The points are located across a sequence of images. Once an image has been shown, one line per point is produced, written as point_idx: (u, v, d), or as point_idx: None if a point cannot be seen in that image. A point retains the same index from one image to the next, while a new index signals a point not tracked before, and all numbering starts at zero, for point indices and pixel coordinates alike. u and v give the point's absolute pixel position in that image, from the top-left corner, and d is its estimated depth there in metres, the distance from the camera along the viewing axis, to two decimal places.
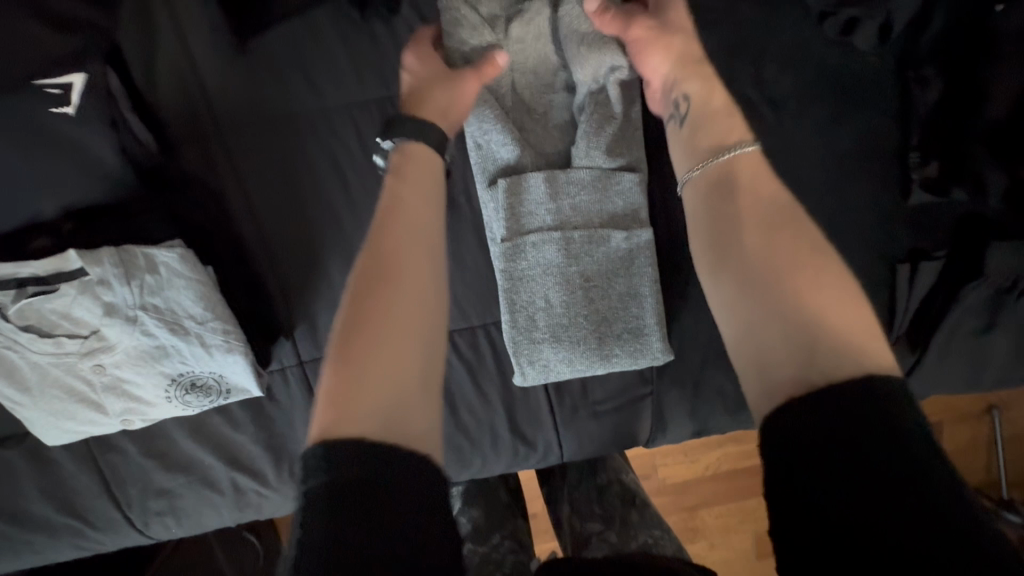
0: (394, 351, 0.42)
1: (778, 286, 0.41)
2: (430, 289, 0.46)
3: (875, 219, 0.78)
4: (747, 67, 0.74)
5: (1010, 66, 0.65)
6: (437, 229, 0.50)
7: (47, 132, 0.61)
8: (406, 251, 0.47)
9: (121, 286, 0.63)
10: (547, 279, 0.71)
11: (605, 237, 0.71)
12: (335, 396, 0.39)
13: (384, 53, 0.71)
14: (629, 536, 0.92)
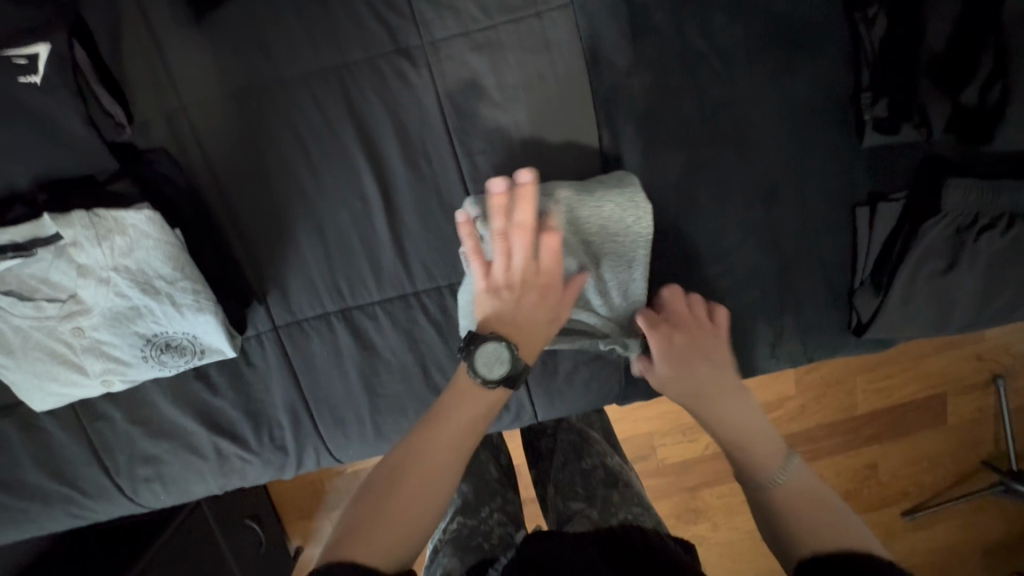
0: (399, 522, 0.52)
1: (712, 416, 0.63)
2: (459, 455, 0.56)
3: (833, 165, 0.78)
4: (696, 17, 0.74)
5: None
6: (482, 407, 0.58)
7: (18, 102, 0.65)
8: (445, 429, 0.56)
9: (93, 247, 0.67)
10: None
11: (587, 233, 0.73)
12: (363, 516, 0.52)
13: (338, 19, 0.74)
14: (609, 513, 0.86)
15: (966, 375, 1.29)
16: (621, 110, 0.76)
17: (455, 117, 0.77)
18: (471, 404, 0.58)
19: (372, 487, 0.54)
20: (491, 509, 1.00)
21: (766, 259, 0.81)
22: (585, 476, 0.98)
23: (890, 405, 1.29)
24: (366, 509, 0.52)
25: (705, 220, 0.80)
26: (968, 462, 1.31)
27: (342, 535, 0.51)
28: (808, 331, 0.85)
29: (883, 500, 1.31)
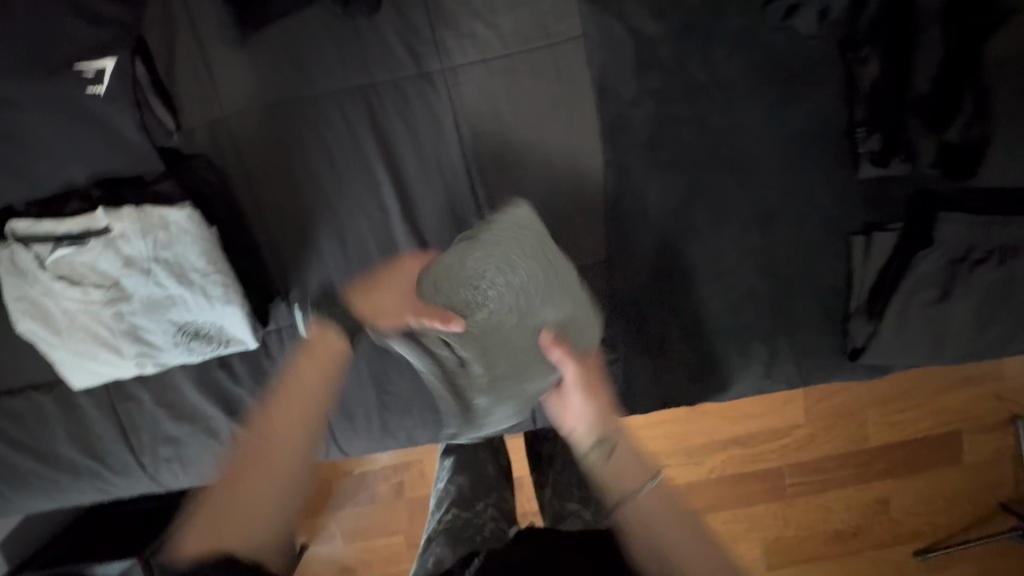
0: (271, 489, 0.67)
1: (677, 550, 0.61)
2: (312, 418, 0.71)
3: (831, 194, 0.82)
4: (698, 50, 0.78)
5: (932, 44, 0.73)
6: (335, 361, 0.76)
7: (79, 108, 0.72)
8: (290, 415, 0.71)
9: (138, 240, 0.74)
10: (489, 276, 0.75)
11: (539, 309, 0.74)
12: (219, 519, 0.64)
13: (368, 44, 0.81)
14: (601, 516, 0.90)
15: (982, 413, 1.28)
16: (626, 134, 0.81)
17: (470, 137, 0.83)
18: (315, 362, 0.75)
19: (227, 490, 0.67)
20: (486, 504, 1.06)
21: (760, 282, 0.85)
22: (581, 479, 1.02)
23: (898, 441, 1.28)
24: (232, 482, 0.67)
25: (700, 242, 0.84)
26: (983, 502, 1.29)
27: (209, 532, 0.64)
28: (803, 354, 0.87)
29: (894, 539, 1.29)
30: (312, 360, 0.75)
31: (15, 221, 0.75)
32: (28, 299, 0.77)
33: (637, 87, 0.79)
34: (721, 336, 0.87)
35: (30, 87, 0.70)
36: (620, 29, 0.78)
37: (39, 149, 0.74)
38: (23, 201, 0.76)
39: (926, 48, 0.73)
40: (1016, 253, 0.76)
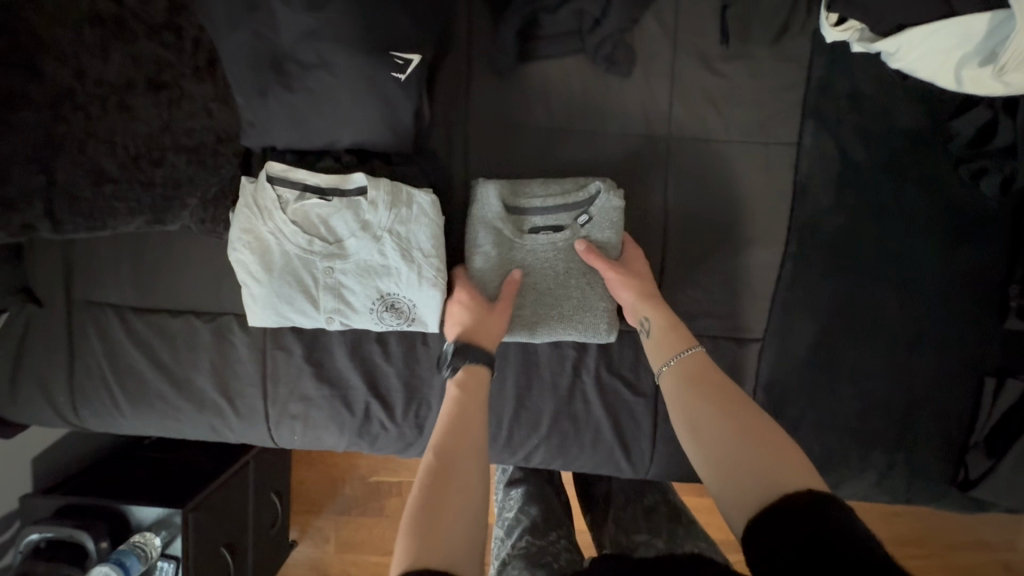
0: (463, 530, 0.60)
1: (715, 423, 0.69)
2: (472, 467, 0.66)
3: (973, 334, 0.91)
4: (893, 182, 0.89)
5: None
6: (482, 386, 0.76)
7: (377, 85, 0.78)
8: (461, 439, 0.69)
9: (382, 210, 0.80)
10: (559, 235, 0.87)
11: (572, 291, 0.88)
12: (433, 487, 0.63)
13: (610, 99, 0.91)
14: (677, 544, 0.87)
15: None
16: (811, 234, 0.90)
17: (674, 200, 0.92)
18: (467, 405, 0.73)
19: (433, 503, 0.62)
20: (558, 536, 0.97)
21: (895, 395, 0.92)
22: (646, 511, 0.98)
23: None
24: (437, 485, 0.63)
25: (850, 345, 0.92)
26: None
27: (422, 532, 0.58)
28: (916, 472, 0.94)
29: None
30: (463, 392, 0.75)
31: (272, 162, 0.82)
32: (254, 232, 0.82)
33: (833, 197, 0.90)
34: (847, 437, 0.93)
35: (344, 59, 0.76)
36: (833, 148, 0.89)
37: (320, 106, 0.79)
38: (280, 144, 0.83)
39: None
40: None
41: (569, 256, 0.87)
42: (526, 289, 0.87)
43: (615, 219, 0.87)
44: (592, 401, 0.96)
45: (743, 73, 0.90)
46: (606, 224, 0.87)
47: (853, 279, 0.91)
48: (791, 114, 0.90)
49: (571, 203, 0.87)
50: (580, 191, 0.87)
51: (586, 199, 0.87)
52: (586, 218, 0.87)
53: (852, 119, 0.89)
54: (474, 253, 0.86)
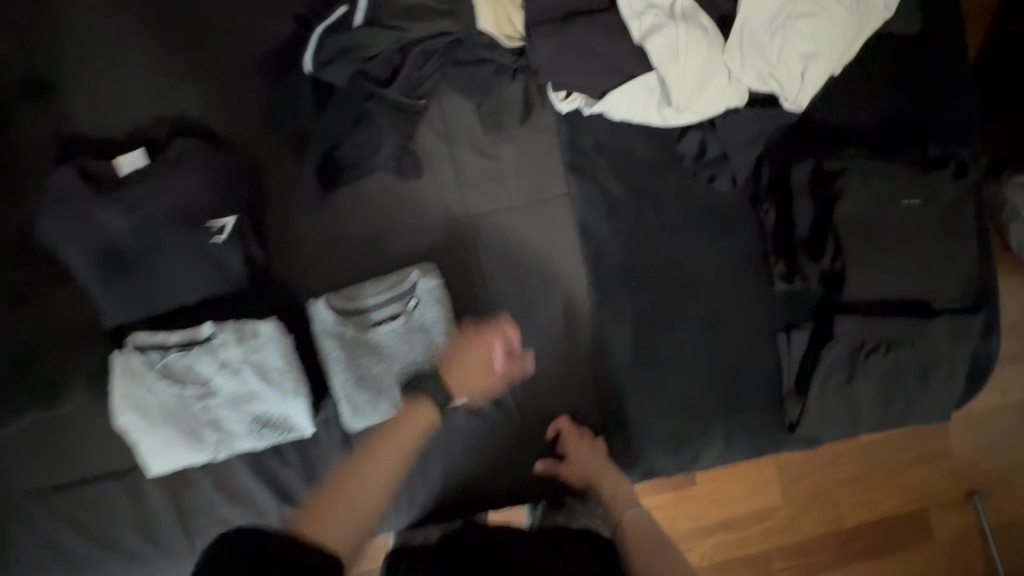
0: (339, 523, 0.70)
1: (665, 560, 0.89)
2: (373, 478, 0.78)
3: (757, 302, 1.09)
4: (651, 202, 1.10)
5: (808, 201, 1.01)
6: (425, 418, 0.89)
7: (205, 250, 0.95)
8: (399, 434, 0.85)
9: (235, 346, 0.95)
10: (395, 322, 1.03)
11: (420, 363, 1.02)
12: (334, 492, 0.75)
13: (412, 201, 1.09)
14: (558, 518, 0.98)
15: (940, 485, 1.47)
16: (602, 262, 1.10)
17: (488, 265, 1.10)
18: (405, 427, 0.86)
19: (333, 496, 0.74)
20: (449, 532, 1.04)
21: (713, 370, 1.10)
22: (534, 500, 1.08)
23: (875, 507, 1.44)
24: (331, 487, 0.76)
25: (665, 340, 1.11)
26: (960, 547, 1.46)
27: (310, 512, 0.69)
28: (753, 428, 1.10)
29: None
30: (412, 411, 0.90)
31: (136, 333, 0.97)
32: (132, 396, 0.95)
33: (610, 227, 1.10)
34: (687, 415, 1.10)
35: (174, 240, 0.94)
36: (596, 190, 1.10)
37: (162, 279, 0.96)
38: (139, 316, 0.98)
39: (803, 205, 1.01)
40: (895, 344, 1.05)
41: (410, 335, 1.03)
42: (380, 375, 1.02)
43: (437, 295, 1.03)
44: (474, 449, 1.10)
45: (512, 152, 1.10)
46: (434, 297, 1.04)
47: (646, 287, 1.10)
48: (559, 173, 1.10)
49: (397, 292, 1.03)
50: (402, 281, 1.04)
51: (411, 285, 1.04)
52: (413, 301, 1.03)
53: (605, 165, 1.10)
54: (326, 360, 1.00)
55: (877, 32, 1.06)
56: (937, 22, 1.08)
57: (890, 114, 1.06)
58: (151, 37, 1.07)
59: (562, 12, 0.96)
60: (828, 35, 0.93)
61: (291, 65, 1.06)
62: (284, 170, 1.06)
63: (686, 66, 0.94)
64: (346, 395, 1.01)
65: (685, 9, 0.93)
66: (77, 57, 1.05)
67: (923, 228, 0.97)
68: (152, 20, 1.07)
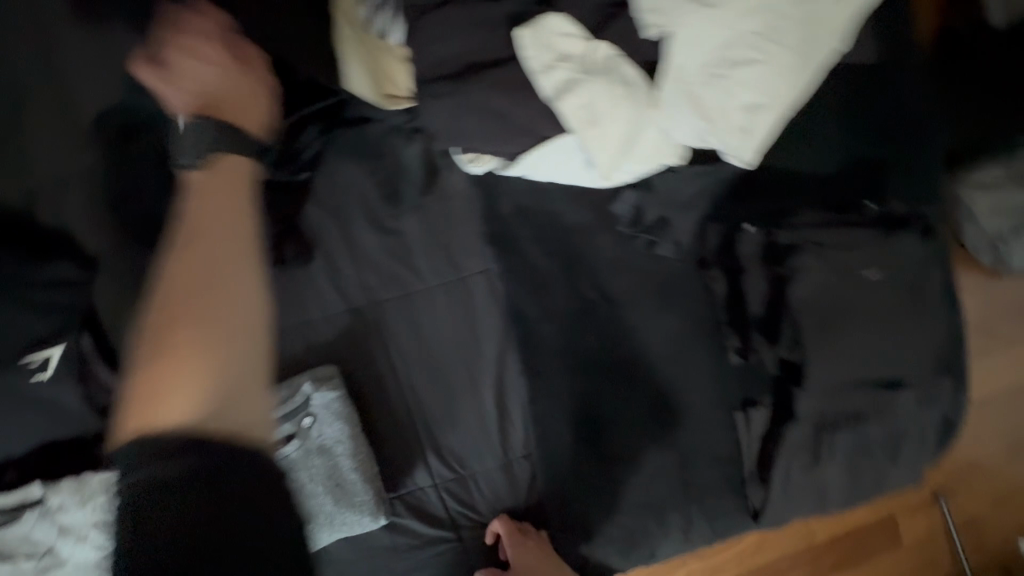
0: (197, 402, 0.48)
1: None
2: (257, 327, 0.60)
3: (709, 376, 0.97)
4: (584, 271, 0.95)
5: (759, 272, 0.87)
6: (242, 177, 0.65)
7: (29, 391, 0.80)
8: (210, 211, 0.59)
9: (77, 508, 0.77)
10: (291, 447, 0.86)
11: (322, 496, 0.85)
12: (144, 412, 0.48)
13: (301, 292, 0.91)
14: None
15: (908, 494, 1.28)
16: (533, 344, 0.96)
17: (401, 358, 0.94)
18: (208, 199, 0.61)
19: (157, 345, 0.51)
20: None
21: (667, 456, 0.97)
22: None
23: (843, 523, 1.24)
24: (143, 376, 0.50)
25: (611, 427, 0.97)
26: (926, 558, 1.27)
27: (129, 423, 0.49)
28: (716, 517, 0.98)
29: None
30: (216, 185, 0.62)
31: None
32: None
33: (540, 304, 0.95)
34: (642, 508, 0.97)
35: None
36: (521, 263, 0.94)
37: None
38: None
39: (752, 277, 0.88)
40: (862, 418, 0.94)
41: (309, 462, 0.86)
42: None
43: (338, 411, 0.87)
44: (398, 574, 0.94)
45: (417, 224, 0.93)
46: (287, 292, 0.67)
47: (585, 368, 0.96)
48: (475, 245, 0.94)
49: (288, 413, 0.86)
50: (293, 399, 0.86)
51: (303, 385, 0.87)
52: (309, 421, 0.86)
53: (528, 234, 0.94)
54: None
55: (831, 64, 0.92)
56: (893, 48, 0.94)
57: (845, 160, 0.94)
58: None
59: (456, 65, 0.79)
60: (774, 82, 0.78)
61: (132, 139, 0.86)
62: (129, 268, 0.85)
63: (606, 128, 0.79)
64: None
65: (602, 62, 0.78)
66: None
67: (893, 298, 0.83)
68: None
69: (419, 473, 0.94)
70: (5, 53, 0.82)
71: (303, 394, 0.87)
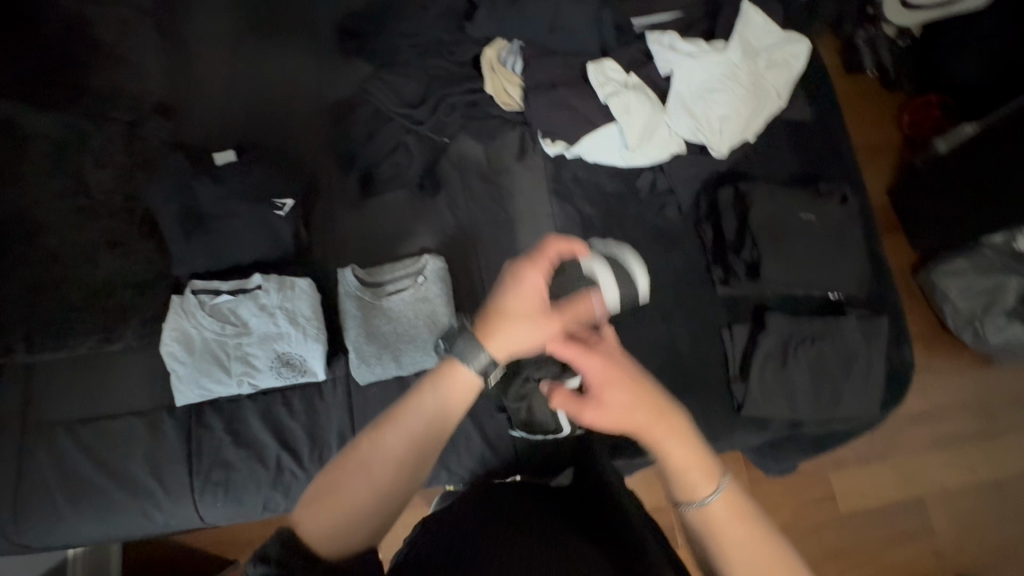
0: (358, 490, 0.69)
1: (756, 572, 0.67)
2: (754, 506, 0.71)
3: (705, 300, 1.33)
4: (617, 221, 1.38)
5: (731, 222, 1.32)
6: (468, 377, 0.75)
7: (262, 224, 1.23)
8: (428, 433, 0.72)
9: (273, 293, 1.17)
10: (404, 294, 1.25)
11: (421, 328, 1.23)
12: (317, 512, 0.67)
13: (427, 208, 1.36)
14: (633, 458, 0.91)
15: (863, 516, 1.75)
16: None
17: (485, 260, 1.35)
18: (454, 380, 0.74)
19: (340, 478, 0.70)
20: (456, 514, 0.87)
21: (669, 356, 1.28)
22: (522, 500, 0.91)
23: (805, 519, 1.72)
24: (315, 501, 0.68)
25: (628, 329, 1.29)
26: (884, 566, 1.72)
27: (314, 517, 0.67)
28: (709, 412, 1.26)
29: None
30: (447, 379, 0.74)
31: (194, 281, 1.19)
32: (179, 328, 1.14)
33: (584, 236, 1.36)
34: None
35: (239, 213, 1.21)
36: (575, 210, 1.38)
37: (222, 242, 1.21)
38: (201, 269, 1.21)
39: (726, 223, 1.33)
40: (818, 339, 1.26)
41: (415, 305, 1.24)
42: (387, 335, 1.22)
43: (442, 274, 1.27)
44: (458, 414, 1.24)
45: (510, 177, 1.41)
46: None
47: None
48: (546, 196, 1.40)
49: (409, 271, 1.27)
50: (412, 263, 1.28)
51: (424, 258, 1.29)
52: (422, 277, 1.27)
53: (581, 193, 1.40)
54: (344, 321, 1.22)
55: (789, 109, 1.42)
56: (827, 110, 1.45)
57: (798, 167, 1.39)
58: (244, 75, 1.40)
59: (549, 82, 1.35)
60: (736, 105, 1.31)
61: (346, 103, 1.40)
62: (331, 178, 1.35)
63: (636, 118, 1.30)
64: (356, 351, 1.19)
65: (634, 83, 1.32)
66: (186, 79, 1.37)
67: (821, 239, 1.28)
68: (245, 62, 1.40)
69: None
70: (295, 55, 1.43)
71: (421, 260, 1.28)
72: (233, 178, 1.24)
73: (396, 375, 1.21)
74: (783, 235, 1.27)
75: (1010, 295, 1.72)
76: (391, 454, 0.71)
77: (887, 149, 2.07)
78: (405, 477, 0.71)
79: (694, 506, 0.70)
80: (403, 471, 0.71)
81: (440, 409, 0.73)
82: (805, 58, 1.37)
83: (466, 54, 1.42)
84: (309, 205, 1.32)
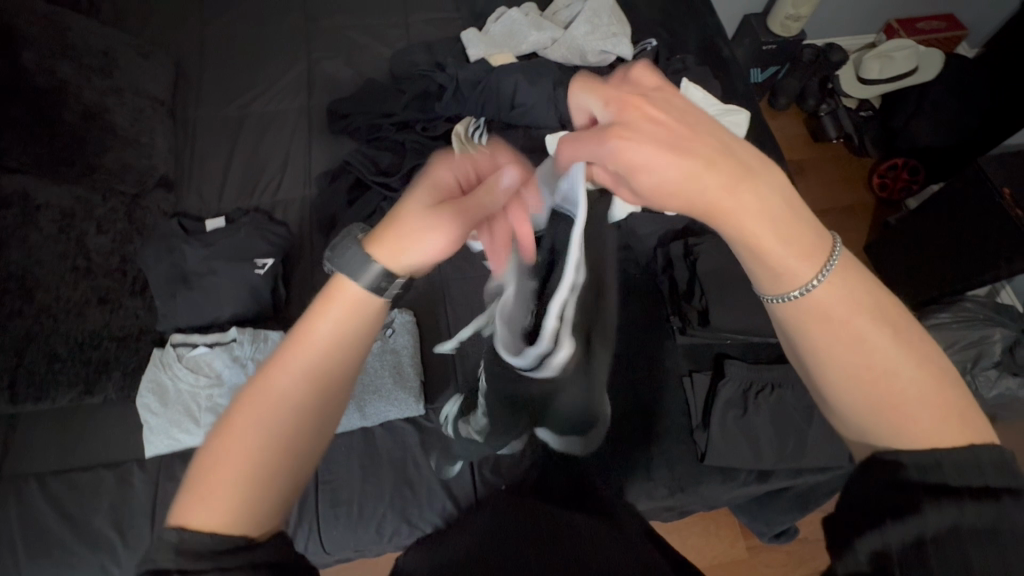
0: (241, 452, 0.57)
1: (872, 375, 0.56)
2: (867, 286, 0.59)
3: (665, 349, 1.36)
4: None
5: (683, 274, 1.40)
6: (362, 298, 0.64)
7: (243, 281, 1.32)
8: (320, 365, 0.60)
9: (246, 345, 1.23)
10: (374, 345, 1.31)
11: (388, 377, 1.28)
12: (194, 489, 0.56)
13: None
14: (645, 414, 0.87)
15: None
16: None
17: (454, 314, 1.42)
18: (347, 301, 0.63)
19: (217, 446, 0.57)
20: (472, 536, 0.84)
21: (633, 404, 1.30)
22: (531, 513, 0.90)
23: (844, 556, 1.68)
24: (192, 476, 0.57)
25: None
26: None
27: (190, 494, 0.56)
28: (672, 461, 1.26)
29: None
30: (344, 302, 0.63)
31: (175, 335, 1.27)
32: (156, 380, 1.22)
33: None
34: (614, 439, 1.26)
35: (223, 273, 1.32)
36: None
37: (206, 299, 1.31)
38: (184, 324, 1.30)
39: (678, 274, 1.41)
40: (779, 386, 1.27)
41: (383, 356, 1.30)
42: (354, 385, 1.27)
43: (410, 327, 1.35)
44: (422, 464, 1.25)
45: None
46: (887, 507, 0.52)
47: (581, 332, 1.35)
48: None
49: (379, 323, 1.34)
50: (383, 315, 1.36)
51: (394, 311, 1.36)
52: (391, 329, 1.34)
53: None
54: None
55: None
56: None
57: None
58: (241, 153, 1.57)
59: (512, 151, 1.47)
60: None
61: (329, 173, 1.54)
62: (313, 240, 1.47)
63: None
64: None
65: None
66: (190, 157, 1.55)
67: None
68: (244, 143, 1.59)
69: (451, 391, 1.33)
70: (288, 135, 1.61)
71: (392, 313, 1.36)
72: (221, 241, 1.36)
73: (361, 424, 1.26)
74: (731, 283, 1.34)
75: (996, 347, 1.60)
76: (277, 400, 0.59)
77: (860, 210, 2.13)
78: (303, 428, 0.60)
79: (794, 298, 0.58)
80: (297, 418, 0.59)
81: (336, 337, 0.61)
82: (746, 126, 1.50)
83: (438, 129, 1.57)
84: (289, 265, 1.43)
